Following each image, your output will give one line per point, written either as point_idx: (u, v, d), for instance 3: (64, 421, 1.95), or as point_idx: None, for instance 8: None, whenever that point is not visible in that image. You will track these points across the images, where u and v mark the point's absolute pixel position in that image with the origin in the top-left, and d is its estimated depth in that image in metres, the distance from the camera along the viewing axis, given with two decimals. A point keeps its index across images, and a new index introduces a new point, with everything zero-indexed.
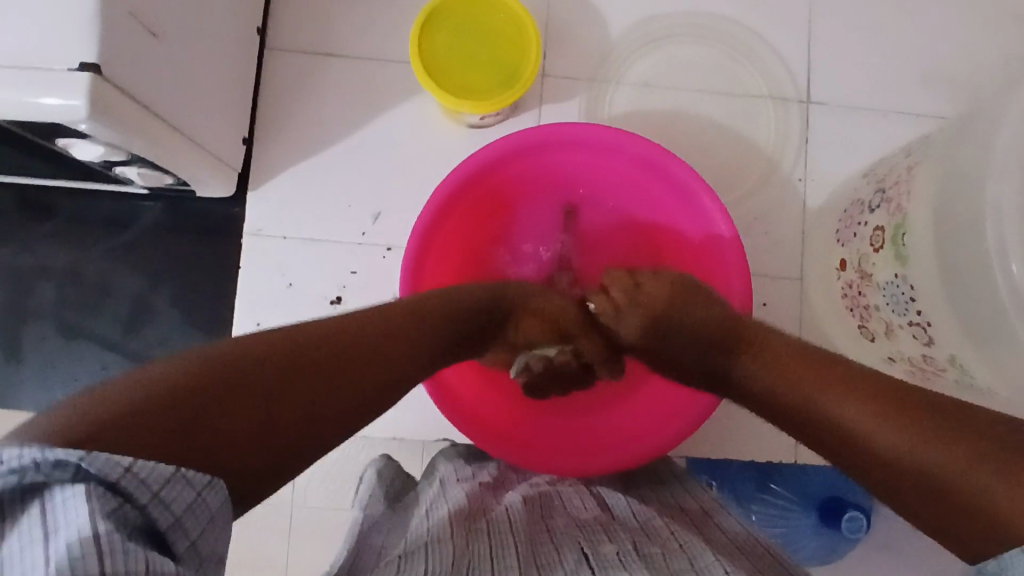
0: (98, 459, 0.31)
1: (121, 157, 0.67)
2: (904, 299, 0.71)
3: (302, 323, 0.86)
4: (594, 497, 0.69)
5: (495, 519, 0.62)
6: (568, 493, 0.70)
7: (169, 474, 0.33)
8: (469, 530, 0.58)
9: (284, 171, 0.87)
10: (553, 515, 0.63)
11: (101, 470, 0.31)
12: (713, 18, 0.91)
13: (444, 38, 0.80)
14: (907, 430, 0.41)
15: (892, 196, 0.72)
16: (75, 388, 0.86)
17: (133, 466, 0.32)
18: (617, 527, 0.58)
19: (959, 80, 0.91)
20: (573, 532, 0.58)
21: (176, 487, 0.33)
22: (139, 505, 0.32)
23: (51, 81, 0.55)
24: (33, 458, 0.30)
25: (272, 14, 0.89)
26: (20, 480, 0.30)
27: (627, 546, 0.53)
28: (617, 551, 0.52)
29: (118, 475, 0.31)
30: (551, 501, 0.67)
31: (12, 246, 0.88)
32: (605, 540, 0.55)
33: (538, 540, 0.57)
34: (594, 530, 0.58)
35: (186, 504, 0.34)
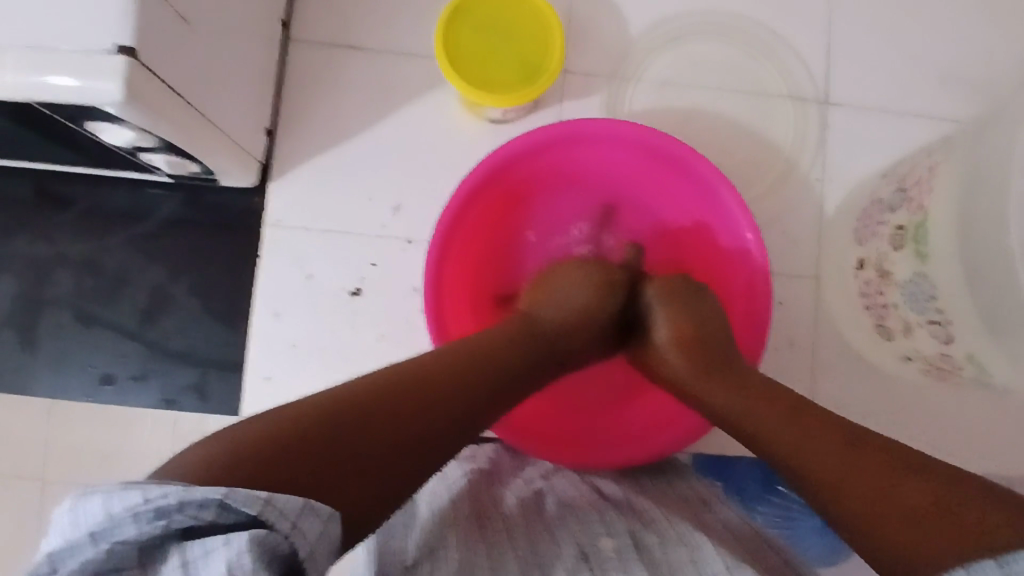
0: (239, 500, 0.36)
1: (149, 142, 0.67)
2: (924, 298, 0.71)
3: (322, 315, 0.87)
4: (589, 484, 0.70)
5: (489, 507, 0.62)
6: (564, 482, 0.70)
7: (302, 505, 0.38)
8: (464, 514, 0.60)
9: (305, 162, 0.88)
10: (546, 501, 0.65)
11: (239, 509, 0.36)
12: (734, 18, 0.92)
13: (469, 32, 0.80)
14: (851, 467, 0.47)
15: (913, 195, 0.72)
16: (92, 376, 0.86)
17: (271, 501, 0.37)
18: (612, 516, 0.60)
19: (975, 83, 0.92)
20: (573, 521, 0.59)
21: (307, 517, 0.38)
22: (283, 535, 0.36)
23: (86, 64, 0.55)
24: (182, 495, 0.35)
25: (296, 6, 0.89)
26: (168, 523, 0.35)
27: (626, 541, 0.55)
28: (617, 547, 0.54)
29: (256, 511, 0.36)
30: (544, 488, 0.68)
31: (32, 232, 0.88)
32: (605, 537, 0.56)
33: (537, 532, 0.58)
34: (592, 523, 0.59)
35: (315, 532, 0.38)
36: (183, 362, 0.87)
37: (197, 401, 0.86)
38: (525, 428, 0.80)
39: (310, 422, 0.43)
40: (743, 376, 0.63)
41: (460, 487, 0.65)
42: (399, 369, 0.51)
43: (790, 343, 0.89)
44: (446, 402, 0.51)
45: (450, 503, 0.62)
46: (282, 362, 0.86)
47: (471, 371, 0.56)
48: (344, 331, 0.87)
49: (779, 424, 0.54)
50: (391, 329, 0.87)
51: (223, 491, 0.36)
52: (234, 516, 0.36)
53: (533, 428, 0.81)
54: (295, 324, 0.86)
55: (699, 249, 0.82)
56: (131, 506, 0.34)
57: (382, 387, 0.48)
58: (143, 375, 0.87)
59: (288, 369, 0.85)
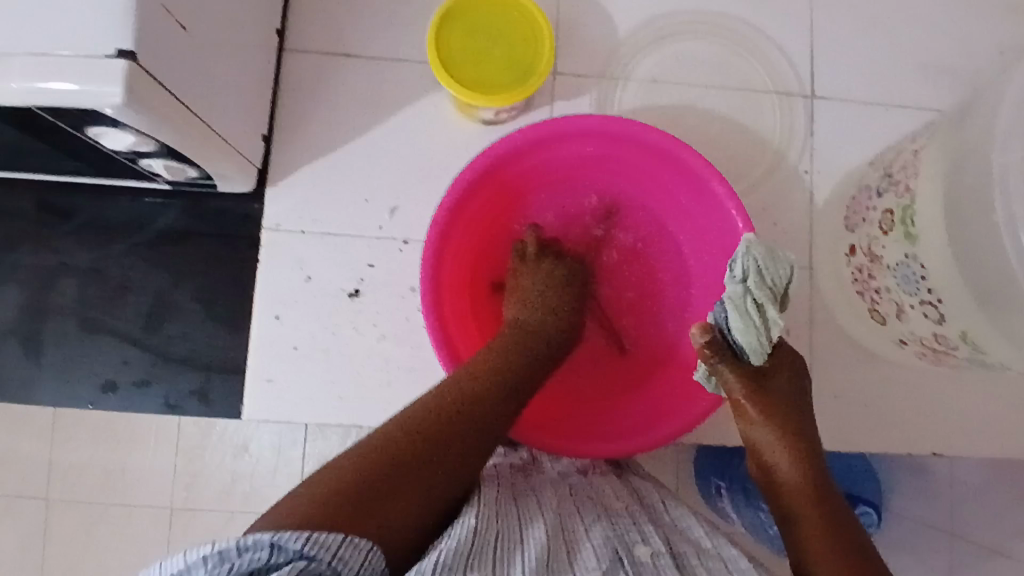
0: (287, 540, 0.44)
1: (149, 147, 0.69)
2: (915, 278, 0.72)
3: (321, 317, 0.88)
4: (624, 491, 0.73)
5: (527, 497, 0.65)
6: (600, 487, 0.73)
7: (342, 539, 0.47)
8: (501, 497, 0.63)
9: (301, 168, 0.89)
10: (581, 501, 0.68)
11: (290, 547, 0.44)
12: (719, 17, 0.94)
13: (460, 35, 0.82)
14: None
15: (901, 179, 0.73)
16: (96, 383, 0.87)
17: (312, 538, 0.45)
18: (648, 525, 0.63)
19: (956, 72, 0.94)
20: (608, 522, 0.63)
21: (348, 549, 0.47)
22: (326, 563, 0.45)
23: (88, 69, 0.56)
24: (239, 542, 0.42)
25: (290, 16, 0.91)
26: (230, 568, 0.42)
27: (662, 548, 0.58)
28: (653, 552, 0.58)
29: (304, 549, 0.45)
30: (578, 489, 0.71)
31: (33, 244, 0.89)
32: (639, 541, 0.60)
33: (571, 524, 0.61)
34: (627, 528, 0.62)
35: (357, 560, 0.47)
36: (184, 367, 0.87)
37: (200, 405, 0.87)
38: (545, 422, 0.79)
39: (334, 483, 0.51)
40: (804, 449, 0.68)
41: (502, 480, 0.68)
42: (435, 402, 0.61)
43: (786, 333, 0.89)
44: (471, 418, 0.61)
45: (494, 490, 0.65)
46: (283, 365, 0.87)
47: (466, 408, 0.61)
48: (344, 331, 0.88)
49: (820, 521, 0.63)
50: (390, 329, 0.88)
51: (270, 536, 0.44)
52: (287, 553, 0.44)
53: (552, 418, 0.81)
54: (296, 326, 0.87)
55: (695, 241, 0.83)
56: (203, 552, 0.42)
57: (393, 438, 0.56)
58: (146, 381, 0.87)
59: (289, 371, 0.87)
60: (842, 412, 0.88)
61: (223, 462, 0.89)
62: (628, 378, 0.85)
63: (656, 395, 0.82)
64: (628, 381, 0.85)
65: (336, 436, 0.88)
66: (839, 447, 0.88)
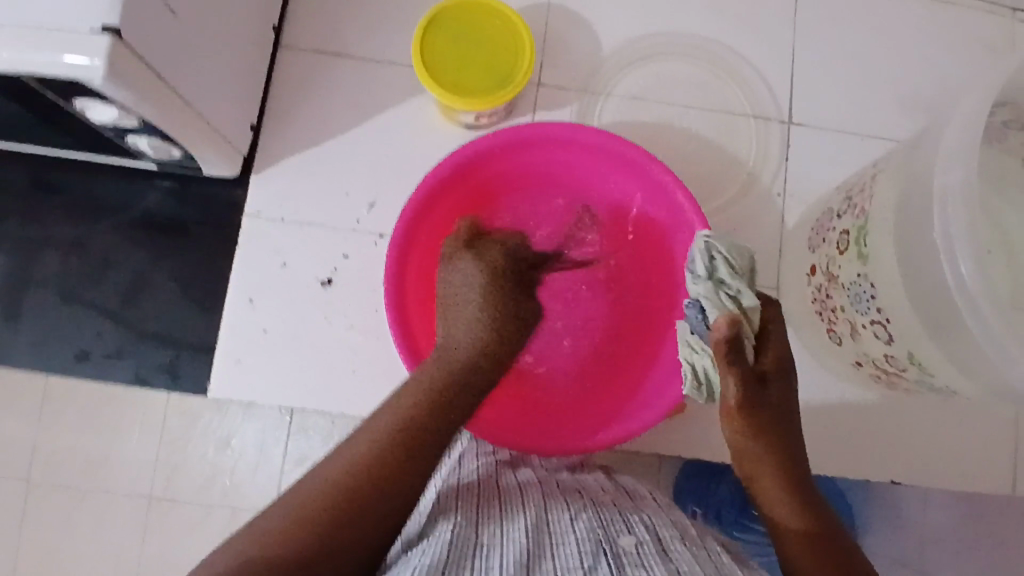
0: None
1: (132, 123, 0.72)
2: (866, 297, 0.73)
3: (293, 303, 0.90)
4: (614, 488, 0.72)
5: (509, 497, 0.66)
6: (589, 485, 0.73)
7: None
8: (480, 504, 0.64)
9: (286, 158, 0.92)
10: (570, 496, 0.67)
11: None
12: (702, 42, 0.97)
13: (445, 40, 0.85)
14: None
15: (858, 202, 0.75)
16: (71, 353, 0.90)
17: None
18: (634, 517, 0.61)
19: (928, 108, 0.96)
20: (594, 514, 0.62)
21: None
22: None
23: (74, 41, 0.60)
24: None
25: (288, 15, 0.95)
26: None
27: (646, 538, 0.56)
28: (635, 542, 0.56)
29: None
30: (569, 486, 0.71)
31: (23, 214, 0.92)
32: (623, 532, 0.58)
33: (553, 517, 0.61)
34: (612, 519, 0.61)
35: None
36: (157, 343, 0.90)
37: (168, 381, 0.89)
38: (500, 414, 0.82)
39: (290, 529, 0.52)
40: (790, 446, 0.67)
41: (491, 486, 0.69)
42: (398, 417, 0.62)
43: None
44: (427, 422, 0.63)
45: (480, 498, 0.66)
46: (252, 347, 0.89)
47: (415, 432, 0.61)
48: (314, 319, 0.90)
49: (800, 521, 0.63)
50: (359, 320, 0.91)
51: None
52: None
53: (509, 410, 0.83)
54: (268, 309, 0.90)
55: (656, 249, 0.85)
56: None
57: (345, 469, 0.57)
58: (118, 353, 0.90)
59: (258, 354, 0.89)
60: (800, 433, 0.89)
61: None
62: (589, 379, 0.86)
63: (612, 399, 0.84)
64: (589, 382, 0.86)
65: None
66: None
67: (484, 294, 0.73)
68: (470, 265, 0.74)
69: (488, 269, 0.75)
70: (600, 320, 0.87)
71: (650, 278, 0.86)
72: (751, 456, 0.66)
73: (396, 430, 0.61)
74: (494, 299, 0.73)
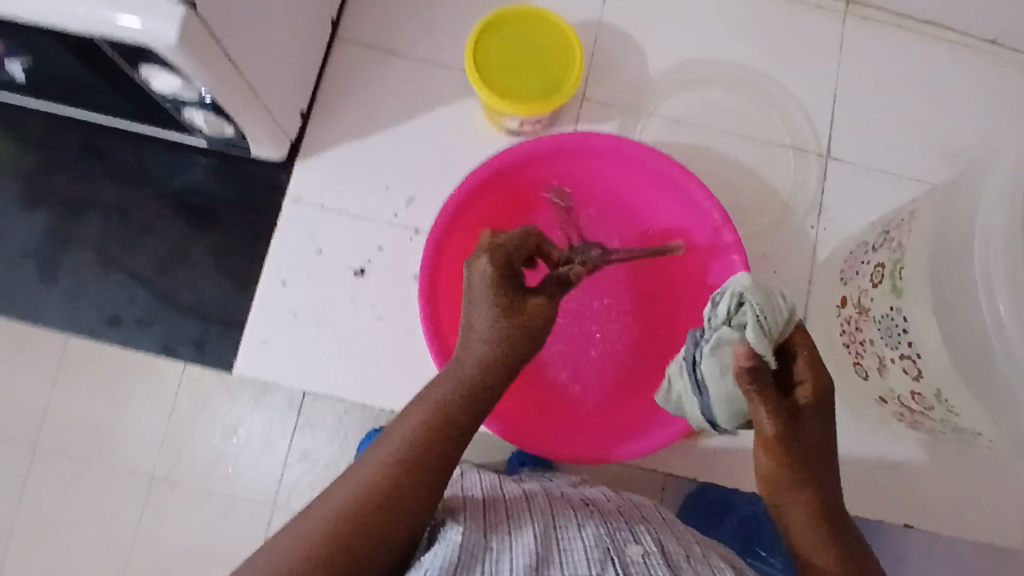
0: None
1: (193, 95, 0.73)
2: (896, 331, 0.73)
3: (324, 288, 0.92)
4: (617, 498, 0.73)
5: (515, 503, 0.66)
6: (592, 494, 0.73)
7: None
8: (487, 509, 0.63)
9: (331, 148, 0.94)
10: (575, 504, 0.67)
11: None
12: (747, 72, 0.99)
13: (498, 45, 0.87)
14: None
15: (895, 237, 0.75)
16: (102, 315, 0.91)
17: None
18: (640, 527, 0.62)
19: (968, 156, 0.97)
20: (598, 522, 0.62)
21: None
22: None
23: (152, 8, 0.61)
24: None
25: (347, 10, 0.98)
26: None
27: (653, 549, 0.57)
28: (643, 552, 0.56)
29: None
30: (573, 497, 0.71)
31: (71, 177, 0.94)
32: (630, 541, 0.58)
33: (561, 520, 0.61)
34: (618, 528, 0.61)
35: None
36: (187, 314, 0.91)
37: (195, 353, 0.91)
38: (523, 420, 0.82)
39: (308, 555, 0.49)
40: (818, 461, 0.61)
41: (500, 493, 0.69)
42: (417, 421, 0.58)
43: None
44: (463, 417, 0.59)
45: (493, 501, 0.66)
46: (280, 328, 0.91)
47: (441, 438, 0.57)
48: (343, 305, 0.91)
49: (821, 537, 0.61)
50: (387, 310, 0.92)
51: None
52: None
53: (527, 418, 0.83)
54: (299, 293, 0.91)
55: (684, 270, 0.87)
56: None
57: (363, 487, 0.53)
58: (149, 321, 0.91)
59: (285, 335, 0.90)
60: None
61: (211, 440, 0.95)
62: (608, 390, 0.87)
63: (633, 411, 0.85)
64: (608, 393, 0.87)
65: (284, 400, 0.94)
66: None
67: (509, 326, 0.61)
68: (481, 276, 0.62)
69: (500, 285, 0.62)
70: (624, 332, 0.88)
71: (678, 296, 0.87)
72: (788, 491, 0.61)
73: (421, 438, 0.56)
74: (517, 328, 0.61)
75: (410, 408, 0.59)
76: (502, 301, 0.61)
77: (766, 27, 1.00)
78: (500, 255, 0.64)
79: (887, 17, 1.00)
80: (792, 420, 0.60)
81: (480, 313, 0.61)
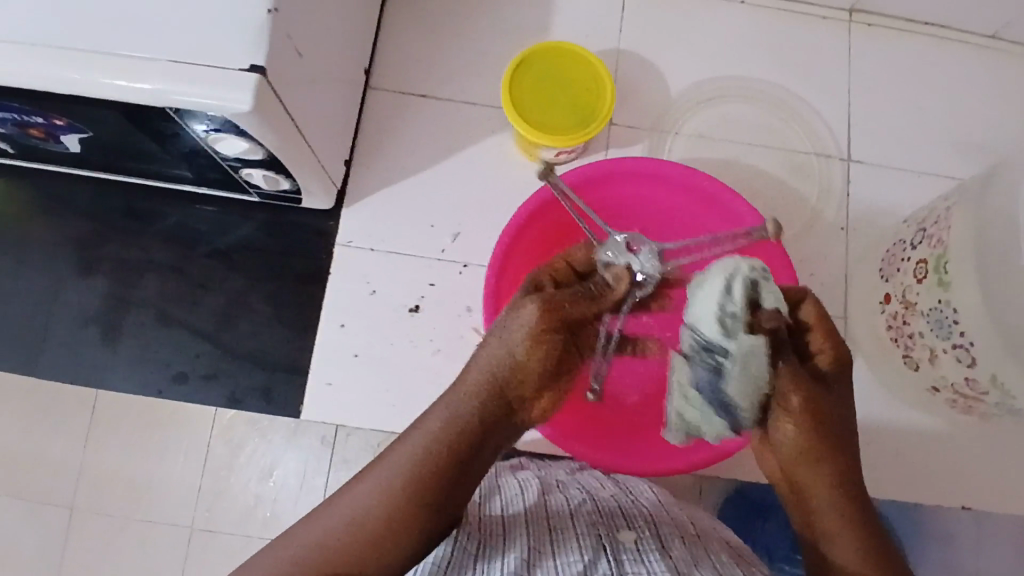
0: None
1: (256, 155, 0.77)
2: (947, 323, 0.77)
3: (382, 328, 0.94)
4: (614, 484, 0.78)
5: (519, 501, 0.70)
6: (588, 482, 0.78)
7: None
8: (490, 511, 0.68)
9: (375, 192, 0.98)
10: (569, 495, 0.72)
11: None
12: (765, 85, 1.03)
13: (530, 81, 0.91)
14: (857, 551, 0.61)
15: (933, 233, 0.79)
16: (167, 372, 0.94)
17: None
18: (635, 514, 0.66)
19: (985, 148, 1.01)
20: (594, 512, 0.67)
21: None
22: None
23: (226, 78, 0.65)
24: None
25: (377, 59, 1.01)
26: None
27: (646, 534, 0.62)
28: (636, 539, 0.61)
29: None
30: (569, 487, 0.75)
31: (125, 241, 0.97)
32: (625, 529, 0.63)
33: (558, 516, 0.65)
34: (614, 517, 0.65)
35: None
36: (251, 364, 0.94)
37: (262, 402, 0.93)
38: (583, 435, 0.85)
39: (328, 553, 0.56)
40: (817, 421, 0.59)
41: (497, 494, 0.73)
42: (428, 436, 0.61)
43: None
44: (473, 435, 0.61)
45: (493, 509, 0.70)
46: (344, 370, 0.93)
47: (452, 455, 0.60)
48: (401, 343, 0.94)
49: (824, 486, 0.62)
50: (444, 344, 0.94)
51: None
52: None
53: (588, 433, 0.86)
54: (358, 334, 0.94)
55: None
56: None
57: (376, 494, 0.59)
58: (214, 374, 0.94)
59: (349, 377, 0.93)
60: (872, 457, 0.92)
61: (248, 486, 0.93)
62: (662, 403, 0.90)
63: None
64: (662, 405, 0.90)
65: (316, 438, 0.93)
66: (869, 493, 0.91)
67: (520, 360, 0.60)
68: (526, 318, 0.59)
69: (552, 326, 0.59)
70: None
71: None
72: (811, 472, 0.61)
73: (432, 453, 0.60)
74: (536, 359, 0.60)
75: (427, 420, 0.62)
76: (539, 340, 0.59)
77: (776, 40, 1.04)
78: (576, 304, 0.60)
79: (890, 21, 1.04)
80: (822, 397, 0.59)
81: (498, 334, 0.61)
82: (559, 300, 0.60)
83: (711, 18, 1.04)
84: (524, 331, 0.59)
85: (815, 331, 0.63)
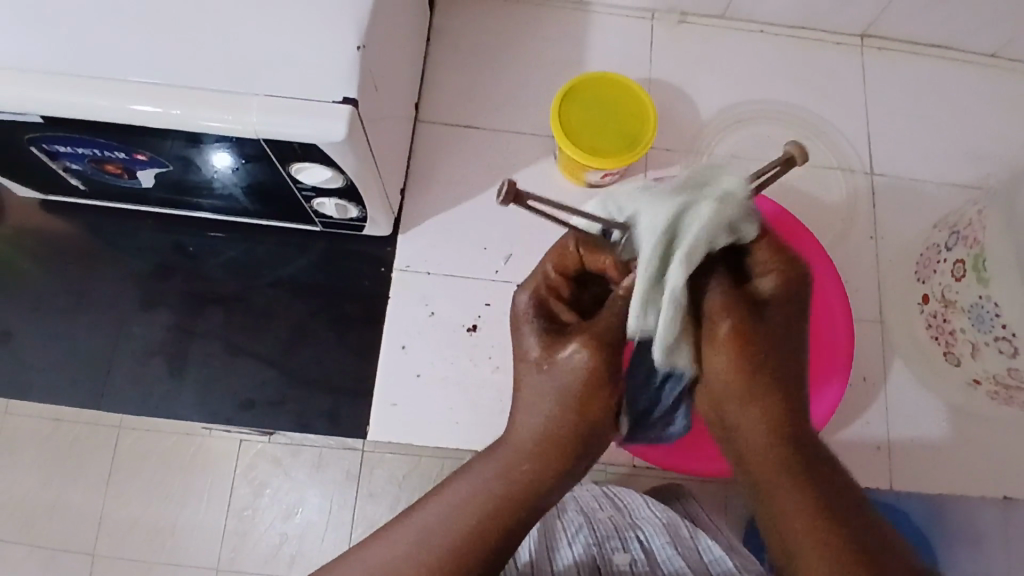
0: None
1: (335, 183, 0.81)
2: (990, 317, 0.83)
3: (442, 348, 0.98)
4: (611, 500, 0.77)
5: None
6: (585, 499, 0.77)
7: None
8: None
9: (428, 219, 1.02)
10: (567, 520, 0.73)
11: None
12: (790, 106, 1.09)
13: (578, 110, 0.97)
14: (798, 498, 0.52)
15: (968, 234, 0.85)
16: (234, 401, 0.96)
17: None
18: (627, 529, 0.72)
19: (996, 159, 1.08)
20: (590, 529, 0.72)
21: None
22: None
23: (321, 110, 0.68)
24: None
25: (424, 93, 1.07)
26: None
27: (639, 556, 0.69)
28: (630, 561, 0.69)
29: None
30: (566, 506, 0.76)
31: (187, 274, 1.00)
32: (619, 548, 0.70)
33: (554, 536, 0.72)
34: (609, 533, 0.72)
35: None
36: (317, 389, 0.97)
37: (329, 426, 0.96)
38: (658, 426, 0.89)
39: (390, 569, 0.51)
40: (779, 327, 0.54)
41: None
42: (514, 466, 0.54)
43: (861, 379, 0.99)
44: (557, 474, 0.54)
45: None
46: (407, 391, 0.96)
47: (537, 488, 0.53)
48: (462, 362, 0.97)
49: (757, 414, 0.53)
50: (503, 360, 0.98)
51: None
52: None
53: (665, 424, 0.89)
54: (420, 355, 0.97)
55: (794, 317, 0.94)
56: None
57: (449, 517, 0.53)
58: (280, 401, 0.96)
59: (412, 397, 0.96)
60: (914, 452, 0.97)
61: (274, 524, 0.96)
62: None
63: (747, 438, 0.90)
64: None
65: (341, 472, 0.97)
66: (915, 487, 0.96)
67: (576, 403, 0.53)
68: (572, 361, 0.53)
69: (607, 358, 0.52)
70: None
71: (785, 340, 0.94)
72: (758, 436, 0.53)
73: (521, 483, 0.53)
74: (599, 400, 0.53)
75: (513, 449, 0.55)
76: (594, 382, 0.52)
77: (795, 64, 1.11)
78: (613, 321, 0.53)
79: (900, 44, 1.11)
80: (752, 313, 0.53)
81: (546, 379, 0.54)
82: (598, 327, 0.53)
83: (735, 45, 1.11)
84: (576, 374, 0.52)
85: (767, 268, 0.54)
